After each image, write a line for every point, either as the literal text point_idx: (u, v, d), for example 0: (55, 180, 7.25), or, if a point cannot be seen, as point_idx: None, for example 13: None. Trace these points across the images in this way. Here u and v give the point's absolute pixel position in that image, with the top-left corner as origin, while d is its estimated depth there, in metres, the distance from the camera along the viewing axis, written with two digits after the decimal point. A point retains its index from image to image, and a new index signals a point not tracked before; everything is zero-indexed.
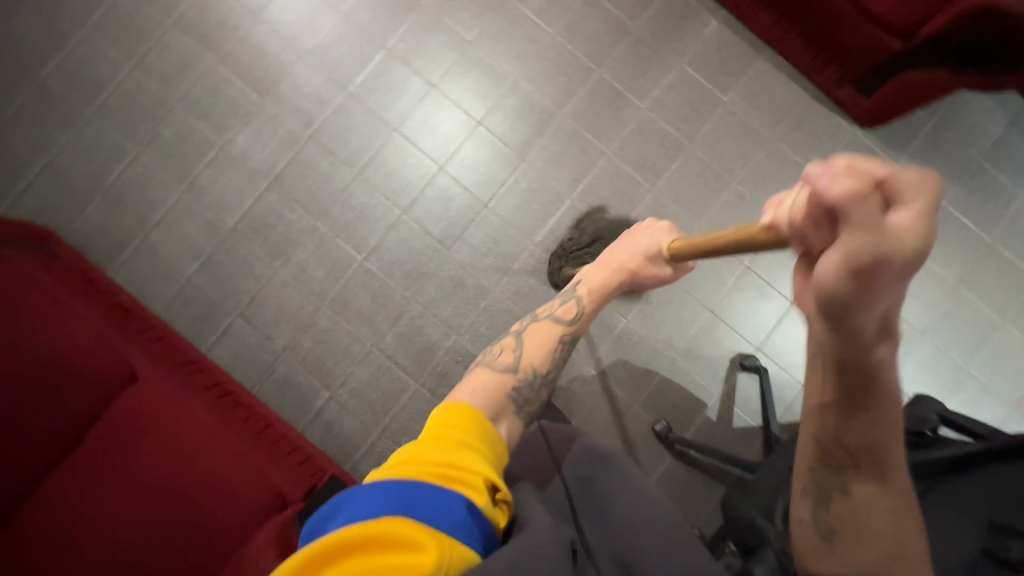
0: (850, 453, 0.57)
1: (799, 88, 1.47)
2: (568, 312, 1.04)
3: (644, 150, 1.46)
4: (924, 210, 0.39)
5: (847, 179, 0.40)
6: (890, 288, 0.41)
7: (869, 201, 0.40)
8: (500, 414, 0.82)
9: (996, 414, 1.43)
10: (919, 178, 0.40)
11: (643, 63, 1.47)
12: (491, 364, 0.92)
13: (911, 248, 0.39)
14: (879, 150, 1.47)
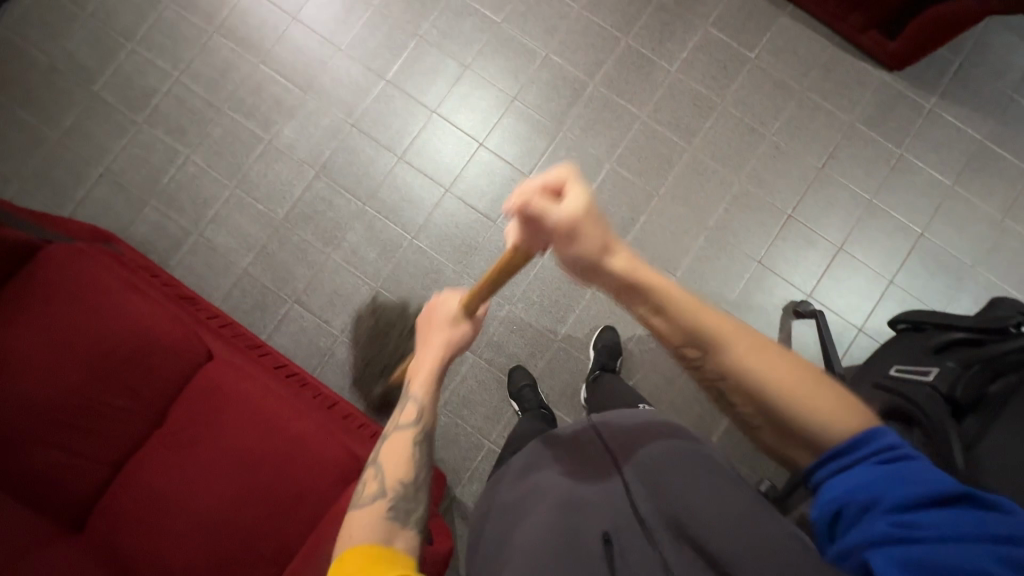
0: (700, 353, 0.60)
1: (823, 39, 1.50)
2: (408, 413, 0.78)
3: (677, 112, 1.49)
4: (568, 180, 0.64)
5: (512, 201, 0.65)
6: (592, 220, 0.62)
7: (538, 185, 0.64)
8: (392, 532, 0.65)
9: None
10: (560, 171, 0.65)
11: (668, 28, 1.52)
12: (356, 501, 0.71)
13: (581, 201, 0.62)
14: (910, 92, 1.49)
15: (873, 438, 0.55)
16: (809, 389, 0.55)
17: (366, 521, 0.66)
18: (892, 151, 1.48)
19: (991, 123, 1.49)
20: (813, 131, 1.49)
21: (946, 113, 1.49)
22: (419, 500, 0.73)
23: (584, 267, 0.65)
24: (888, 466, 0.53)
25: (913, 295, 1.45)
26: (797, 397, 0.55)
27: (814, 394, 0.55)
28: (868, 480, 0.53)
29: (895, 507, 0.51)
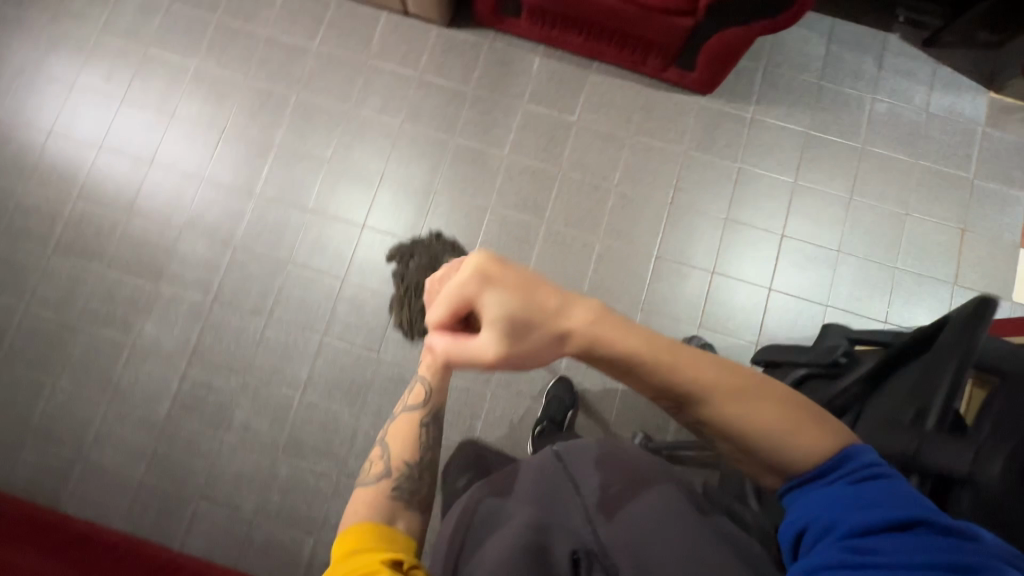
0: (674, 404, 0.67)
1: (634, 85, 1.56)
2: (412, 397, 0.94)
3: (521, 191, 1.52)
4: (475, 273, 0.68)
5: (431, 314, 0.74)
6: (519, 337, 0.67)
7: (458, 291, 0.70)
8: (394, 514, 0.83)
9: (940, 295, 1.47)
10: (472, 263, 0.69)
11: (488, 117, 1.56)
12: (364, 480, 0.90)
13: (497, 295, 0.67)
14: (729, 107, 1.55)
15: (846, 459, 0.60)
16: (797, 426, 0.62)
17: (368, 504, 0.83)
18: (731, 167, 1.53)
19: (810, 114, 1.56)
20: (652, 171, 1.53)
21: (767, 116, 1.55)
22: (416, 481, 0.89)
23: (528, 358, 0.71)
24: (860, 482, 0.59)
25: (796, 294, 1.48)
26: (782, 441, 0.61)
27: (789, 430, 0.61)
28: (829, 500, 0.59)
29: (851, 529, 0.55)
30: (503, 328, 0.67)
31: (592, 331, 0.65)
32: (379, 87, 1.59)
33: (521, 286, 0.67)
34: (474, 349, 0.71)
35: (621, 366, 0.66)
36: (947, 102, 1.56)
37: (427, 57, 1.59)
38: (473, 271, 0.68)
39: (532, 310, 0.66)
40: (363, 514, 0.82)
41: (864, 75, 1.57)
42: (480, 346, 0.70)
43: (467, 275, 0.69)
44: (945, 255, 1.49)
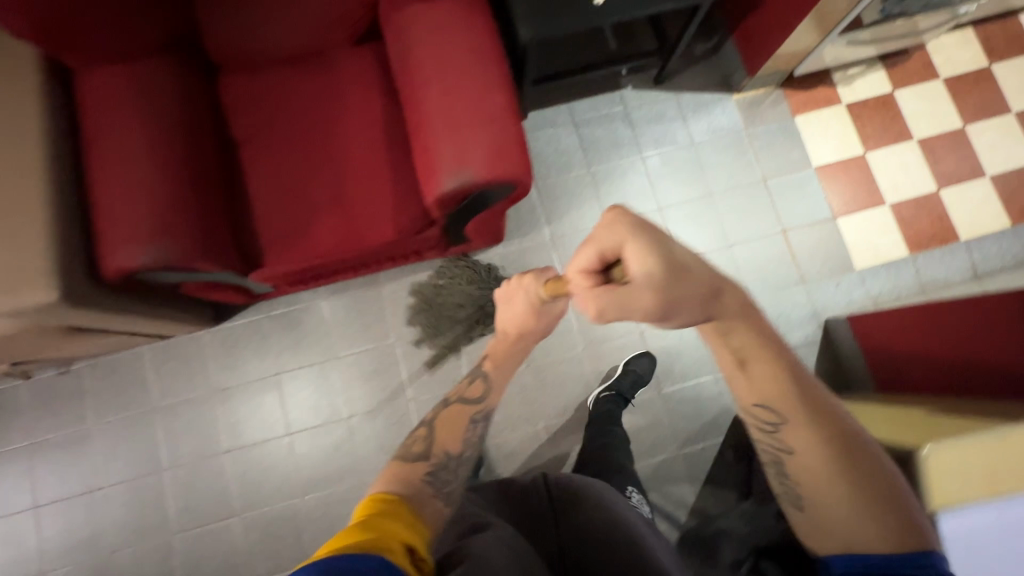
0: (776, 420, 0.66)
1: (429, 274, 1.49)
2: (479, 390, 0.97)
3: (384, 442, 1.42)
4: (621, 224, 0.64)
5: (577, 257, 0.68)
6: (644, 292, 0.62)
7: (607, 245, 0.64)
8: (421, 497, 0.73)
9: (800, 299, 1.48)
10: (614, 214, 0.65)
11: (312, 385, 1.44)
12: (404, 454, 0.82)
13: (662, 253, 0.62)
14: (527, 242, 1.50)
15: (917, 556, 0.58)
16: (871, 517, 0.61)
17: (399, 482, 0.74)
18: None
19: (598, 203, 1.53)
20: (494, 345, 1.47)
21: (564, 230, 1.52)
22: (453, 485, 0.78)
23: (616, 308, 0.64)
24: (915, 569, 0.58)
25: (686, 378, 1.44)
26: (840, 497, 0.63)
27: (852, 501, 0.62)
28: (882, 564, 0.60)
29: None
30: (649, 280, 0.61)
31: (734, 298, 0.66)
32: (185, 424, 1.41)
33: (680, 253, 0.63)
34: (631, 284, 0.62)
35: (759, 373, 0.67)
36: (704, 124, 1.58)
37: (216, 366, 1.43)
38: (616, 221, 0.64)
39: (718, 285, 0.64)
40: (384, 488, 0.73)
41: (622, 141, 1.56)
42: (637, 290, 0.62)
43: (627, 228, 0.63)
44: (783, 262, 1.50)
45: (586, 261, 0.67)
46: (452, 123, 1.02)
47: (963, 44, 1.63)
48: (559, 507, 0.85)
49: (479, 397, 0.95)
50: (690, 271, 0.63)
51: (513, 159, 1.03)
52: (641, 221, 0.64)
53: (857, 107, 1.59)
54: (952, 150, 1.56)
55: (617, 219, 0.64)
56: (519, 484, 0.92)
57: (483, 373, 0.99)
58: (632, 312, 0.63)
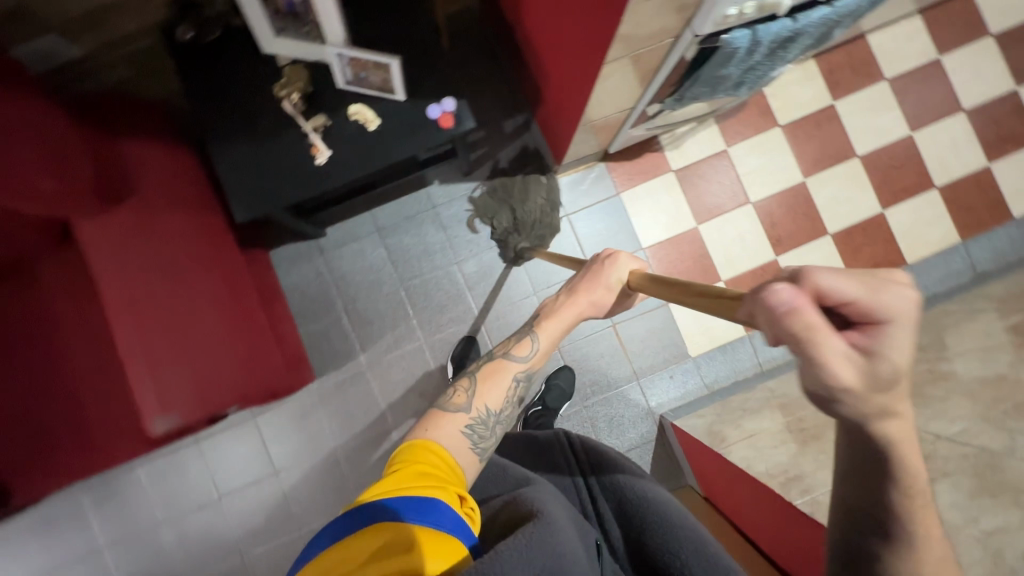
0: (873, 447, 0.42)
1: (245, 423, 1.42)
2: (527, 348, 0.82)
3: None
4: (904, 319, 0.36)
5: (843, 287, 0.36)
6: (849, 377, 0.36)
7: (873, 304, 0.36)
8: (460, 455, 0.71)
9: (635, 397, 1.42)
10: (911, 296, 0.37)
11: (142, 554, 1.40)
12: (443, 403, 0.76)
13: (910, 353, 0.37)
14: (341, 374, 1.41)
15: None
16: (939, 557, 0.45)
17: (446, 431, 0.72)
18: (385, 427, 1.41)
19: (416, 318, 1.42)
20: (322, 487, 1.41)
21: (381, 356, 1.42)
22: (488, 446, 0.74)
23: (804, 340, 0.35)
24: None
25: None
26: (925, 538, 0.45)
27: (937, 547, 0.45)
28: None
29: None
30: (866, 374, 0.36)
31: (896, 410, 0.39)
32: None
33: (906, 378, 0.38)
34: (836, 358, 0.35)
35: (886, 433, 0.41)
36: None
37: (39, 548, 1.39)
38: (892, 297, 0.36)
39: (904, 410, 0.39)
40: (421, 433, 0.73)
41: (434, 247, 1.43)
42: (844, 372, 0.36)
43: (903, 314, 0.36)
44: (615, 359, 1.43)
45: (870, 310, 0.36)
46: (151, 361, 0.93)
47: (805, 80, 1.46)
48: (587, 468, 0.83)
49: (526, 353, 0.82)
50: (900, 386, 0.38)
51: (227, 393, 0.96)
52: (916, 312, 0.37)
53: (688, 173, 1.45)
54: (790, 210, 1.45)
55: (915, 288, 0.37)
56: (545, 438, 0.90)
57: (533, 332, 0.84)
58: (821, 378, 0.36)
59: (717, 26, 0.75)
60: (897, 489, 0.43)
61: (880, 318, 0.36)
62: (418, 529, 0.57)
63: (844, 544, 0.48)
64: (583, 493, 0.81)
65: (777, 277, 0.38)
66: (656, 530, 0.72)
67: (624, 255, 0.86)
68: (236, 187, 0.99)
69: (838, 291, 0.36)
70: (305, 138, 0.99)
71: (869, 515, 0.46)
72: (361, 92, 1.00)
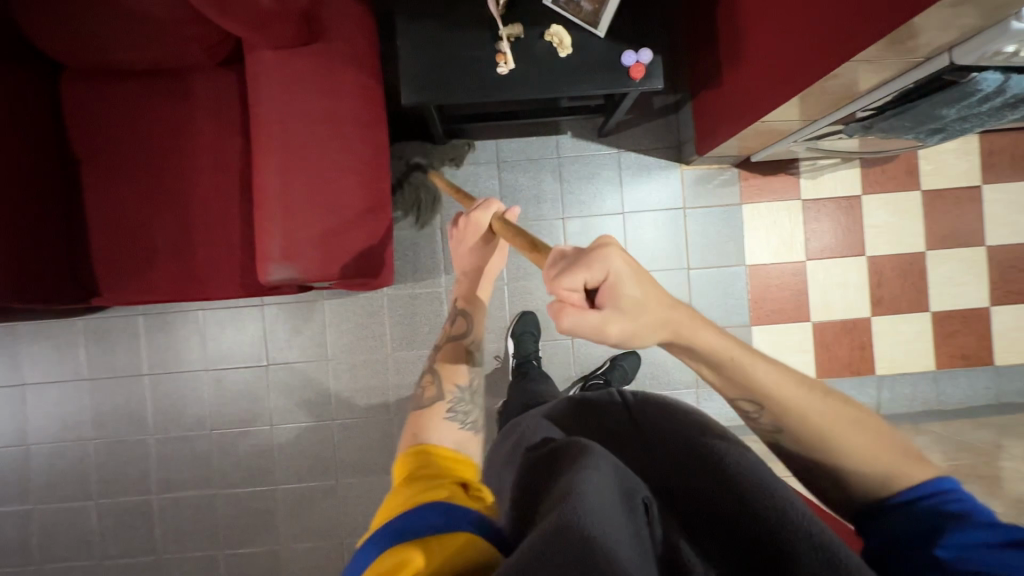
0: (716, 372, 0.51)
1: (311, 302, 1.42)
2: (463, 328, 0.84)
3: (240, 460, 1.42)
4: (617, 261, 0.42)
5: (572, 280, 0.42)
6: (644, 330, 0.43)
7: (595, 273, 0.41)
8: (457, 440, 0.70)
9: (688, 403, 1.42)
10: (604, 251, 0.42)
11: (178, 394, 1.42)
12: (418, 404, 0.76)
13: (640, 286, 0.42)
14: (418, 288, 1.41)
15: None
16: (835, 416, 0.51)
17: (434, 427, 0.70)
18: None
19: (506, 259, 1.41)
20: (364, 387, 1.42)
21: None
22: (475, 419, 0.75)
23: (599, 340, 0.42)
24: None
25: None
26: (813, 409, 0.51)
27: (832, 410, 0.51)
28: None
29: None
30: (632, 319, 0.41)
31: (702, 322, 0.48)
32: (55, 400, 1.41)
33: (652, 297, 0.43)
34: (605, 322, 0.41)
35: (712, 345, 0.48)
36: (641, 193, 1.41)
37: (86, 355, 1.41)
38: (602, 252, 0.42)
39: (678, 319, 0.45)
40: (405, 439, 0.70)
41: (545, 195, 1.41)
42: (617, 327, 0.41)
43: (616, 265, 0.42)
44: (681, 361, 1.43)
45: (598, 279, 0.42)
46: (286, 207, 0.92)
47: (962, 153, 1.42)
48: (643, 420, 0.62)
49: (467, 333, 0.84)
50: (663, 293, 0.44)
51: (341, 261, 0.95)
52: (627, 257, 0.42)
53: (816, 206, 1.42)
54: (900, 275, 1.42)
55: (609, 241, 0.43)
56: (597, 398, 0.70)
57: (467, 309, 0.86)
58: (616, 339, 0.41)
59: (980, 60, 0.72)
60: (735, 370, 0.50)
61: (600, 280, 0.42)
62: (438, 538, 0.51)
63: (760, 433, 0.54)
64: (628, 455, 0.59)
65: (549, 281, 0.44)
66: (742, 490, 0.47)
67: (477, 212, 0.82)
68: (414, 68, 0.97)
69: (577, 284, 0.42)
70: (495, 43, 0.97)
71: (752, 404, 0.52)
72: (563, 16, 0.97)
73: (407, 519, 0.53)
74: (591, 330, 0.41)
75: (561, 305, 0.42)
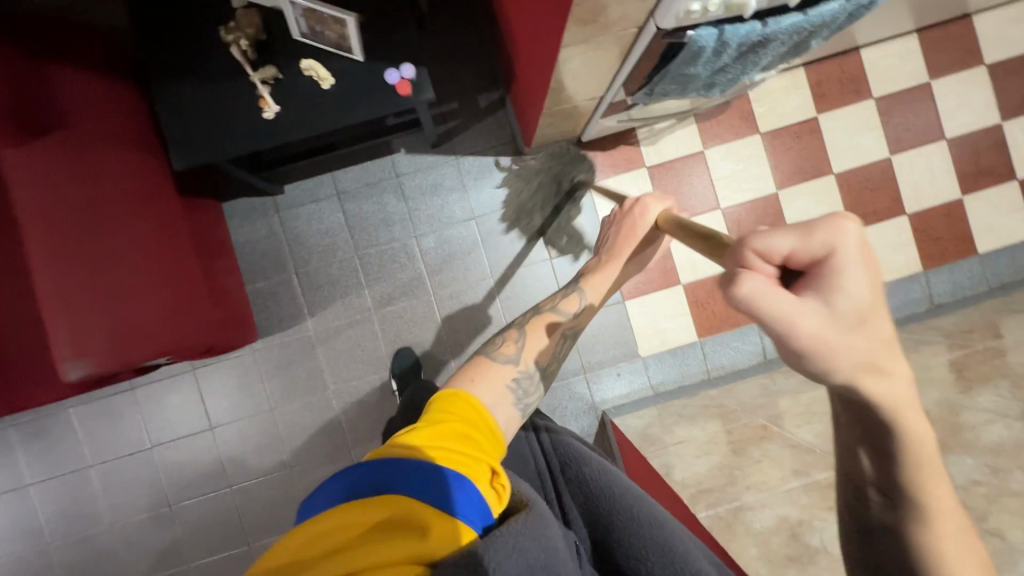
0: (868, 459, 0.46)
1: (182, 375, 1.39)
2: (574, 306, 0.81)
3: (148, 546, 1.40)
4: (847, 251, 0.36)
5: (776, 243, 0.37)
6: (846, 341, 0.36)
7: (812, 250, 0.36)
8: (499, 402, 0.68)
9: (580, 390, 1.42)
10: (846, 226, 0.36)
11: (69, 495, 1.39)
12: (488, 353, 0.74)
13: (866, 290, 0.36)
14: (286, 336, 1.39)
15: None
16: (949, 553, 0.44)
17: (490, 383, 0.69)
18: (326, 393, 1.40)
19: (368, 289, 1.39)
20: (256, 447, 1.40)
21: (329, 323, 1.39)
22: (532, 401, 0.72)
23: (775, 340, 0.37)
24: None
25: None
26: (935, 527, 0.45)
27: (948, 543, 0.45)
28: None
29: None
30: (823, 318, 0.36)
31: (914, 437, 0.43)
32: None
33: (858, 325, 0.36)
34: (786, 307, 0.35)
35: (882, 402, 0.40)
36: (489, 194, 1.40)
37: None
38: (846, 225, 0.36)
39: (881, 355, 0.38)
40: (458, 382, 0.69)
41: (394, 218, 1.39)
42: (800, 318, 0.35)
43: (851, 246, 0.36)
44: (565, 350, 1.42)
45: (785, 250, 0.37)
46: (69, 304, 0.89)
47: (792, 89, 1.42)
48: (552, 455, 0.84)
49: (572, 310, 0.80)
50: (878, 307, 0.37)
51: (148, 343, 0.92)
52: (865, 248, 0.36)
53: (662, 171, 1.42)
54: (758, 220, 1.43)
55: (854, 224, 0.36)
56: None
57: (578, 290, 0.83)
58: (784, 335, 0.36)
59: (681, 21, 0.72)
60: (904, 473, 0.44)
61: (796, 262, 0.37)
62: (424, 514, 0.50)
63: (854, 517, 0.49)
64: (548, 488, 0.81)
65: (727, 252, 0.41)
66: (621, 525, 0.71)
67: (652, 201, 0.87)
68: (177, 131, 0.94)
69: (781, 248, 0.37)
70: (253, 88, 0.95)
71: (875, 489, 0.47)
72: (317, 47, 0.95)
73: (410, 471, 0.53)
74: (755, 302, 0.36)
75: (743, 277, 0.37)
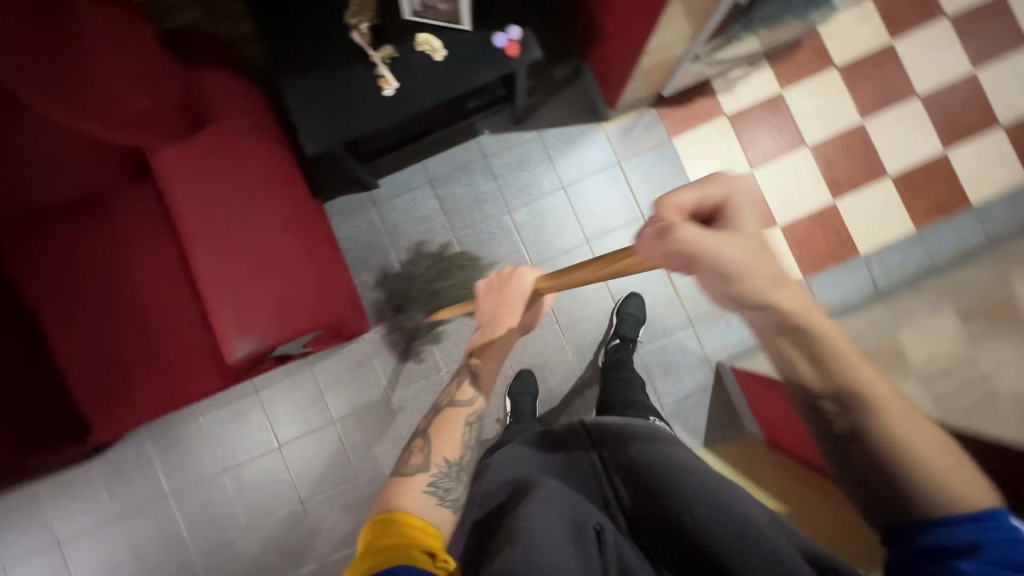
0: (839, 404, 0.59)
1: (300, 372, 1.44)
2: (468, 395, 0.92)
3: (284, 545, 1.42)
4: (733, 198, 0.57)
5: (687, 195, 0.57)
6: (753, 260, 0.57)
7: (711, 197, 0.58)
8: (433, 513, 0.75)
9: (690, 344, 1.41)
10: (734, 181, 0.57)
11: (206, 501, 1.43)
12: (402, 468, 0.82)
13: (753, 225, 0.57)
14: (395, 323, 1.42)
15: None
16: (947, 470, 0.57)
17: (417, 497, 0.76)
18: (439, 375, 1.42)
19: (469, 268, 1.42)
20: (377, 436, 1.42)
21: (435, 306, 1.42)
22: (456, 496, 0.81)
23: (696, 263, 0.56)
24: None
25: None
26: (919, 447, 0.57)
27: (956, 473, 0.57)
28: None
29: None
30: (728, 240, 0.56)
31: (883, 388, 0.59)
32: (92, 545, 1.43)
33: (758, 242, 0.57)
34: (714, 243, 0.55)
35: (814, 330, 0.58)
36: (574, 162, 1.43)
37: (108, 492, 1.43)
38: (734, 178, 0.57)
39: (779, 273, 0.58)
40: (387, 502, 0.75)
41: (485, 196, 1.43)
42: (720, 248, 0.55)
43: (739, 193, 0.57)
44: (669, 305, 1.42)
45: (695, 201, 0.57)
46: (231, 285, 0.94)
47: (862, 20, 1.43)
48: (602, 444, 0.87)
49: (469, 399, 0.91)
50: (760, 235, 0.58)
51: (302, 318, 0.97)
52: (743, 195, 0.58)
53: (742, 117, 1.43)
54: (846, 153, 1.42)
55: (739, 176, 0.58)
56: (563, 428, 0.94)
57: (472, 375, 0.95)
58: (709, 259, 0.55)
59: None
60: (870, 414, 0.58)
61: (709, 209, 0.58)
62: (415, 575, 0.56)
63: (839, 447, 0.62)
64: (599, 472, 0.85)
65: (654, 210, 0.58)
66: (677, 491, 0.75)
67: (524, 268, 0.94)
68: (308, 118, 1.00)
69: (689, 198, 0.57)
70: (372, 69, 1.00)
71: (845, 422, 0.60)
72: (427, 23, 1.00)
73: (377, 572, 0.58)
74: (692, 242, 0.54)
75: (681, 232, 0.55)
